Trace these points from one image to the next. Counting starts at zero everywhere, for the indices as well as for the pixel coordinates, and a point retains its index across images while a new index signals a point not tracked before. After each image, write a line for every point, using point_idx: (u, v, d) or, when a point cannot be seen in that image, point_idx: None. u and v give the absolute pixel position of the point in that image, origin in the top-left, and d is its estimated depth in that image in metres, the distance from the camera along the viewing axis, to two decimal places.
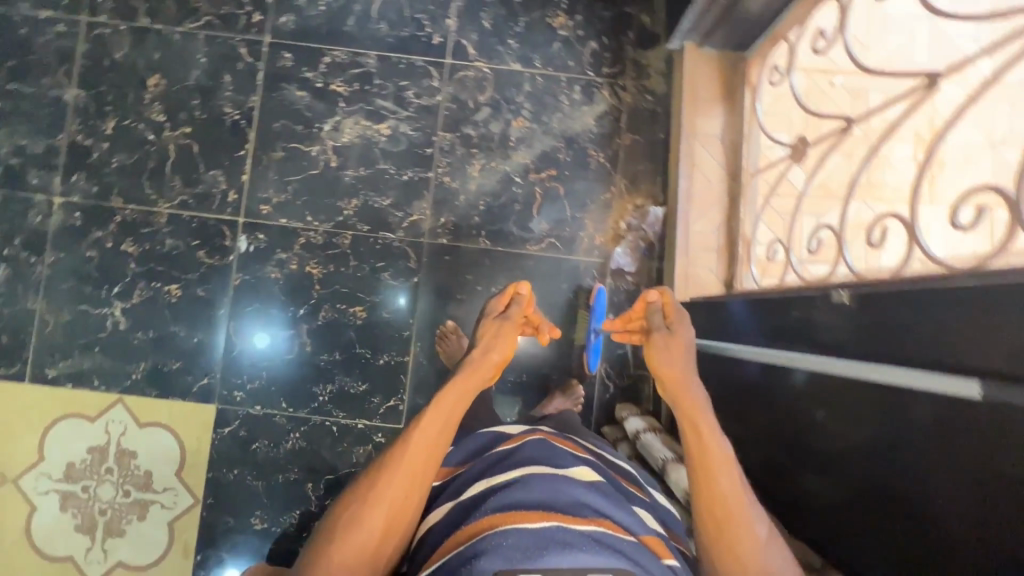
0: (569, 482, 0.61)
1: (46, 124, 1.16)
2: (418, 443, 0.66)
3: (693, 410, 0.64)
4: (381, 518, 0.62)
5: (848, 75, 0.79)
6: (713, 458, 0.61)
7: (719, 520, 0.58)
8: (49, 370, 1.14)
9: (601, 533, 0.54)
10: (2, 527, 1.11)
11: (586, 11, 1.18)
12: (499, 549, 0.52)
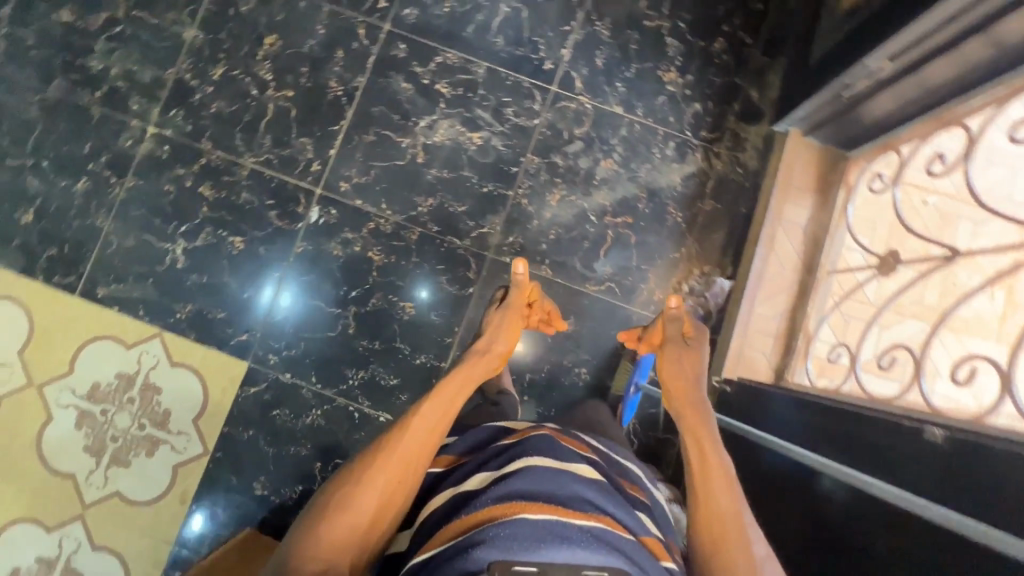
0: (572, 476, 0.57)
1: (159, 56, 1.20)
2: (416, 430, 0.66)
3: (695, 425, 0.71)
4: (371, 504, 0.60)
5: (944, 198, 0.82)
6: (712, 471, 0.64)
7: (715, 533, 0.59)
8: (100, 289, 1.16)
9: (601, 529, 0.51)
10: (17, 428, 1.13)
11: (697, 72, 1.19)
12: (497, 540, 0.48)
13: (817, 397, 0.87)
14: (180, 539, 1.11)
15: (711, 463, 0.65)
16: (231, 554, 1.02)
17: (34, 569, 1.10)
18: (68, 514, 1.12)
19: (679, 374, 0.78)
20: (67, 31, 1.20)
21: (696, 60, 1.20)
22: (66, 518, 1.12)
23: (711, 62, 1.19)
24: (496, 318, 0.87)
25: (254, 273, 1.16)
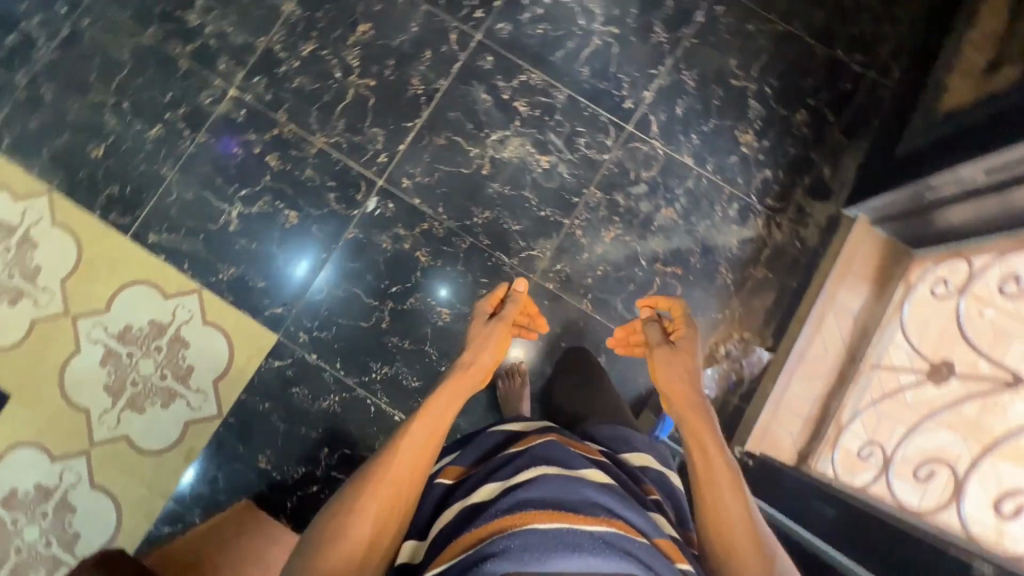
0: (581, 483, 0.57)
1: (254, 23, 1.22)
2: (409, 449, 0.66)
3: (696, 428, 0.69)
4: (369, 527, 0.61)
5: (1003, 315, 0.82)
6: (719, 480, 0.65)
7: (725, 546, 0.61)
8: (151, 235, 1.18)
9: (613, 534, 0.51)
10: (45, 353, 1.15)
11: (774, 140, 1.19)
12: (507, 551, 0.49)
13: (836, 491, 0.87)
14: (177, 495, 1.12)
15: (713, 471, 0.66)
16: (227, 529, 0.98)
17: (31, 496, 1.11)
18: (75, 448, 1.13)
19: (671, 373, 0.75)
20: None
21: (775, 128, 1.19)
22: (72, 451, 1.13)
23: (790, 132, 1.19)
24: (480, 331, 0.85)
25: (286, 240, 1.17)
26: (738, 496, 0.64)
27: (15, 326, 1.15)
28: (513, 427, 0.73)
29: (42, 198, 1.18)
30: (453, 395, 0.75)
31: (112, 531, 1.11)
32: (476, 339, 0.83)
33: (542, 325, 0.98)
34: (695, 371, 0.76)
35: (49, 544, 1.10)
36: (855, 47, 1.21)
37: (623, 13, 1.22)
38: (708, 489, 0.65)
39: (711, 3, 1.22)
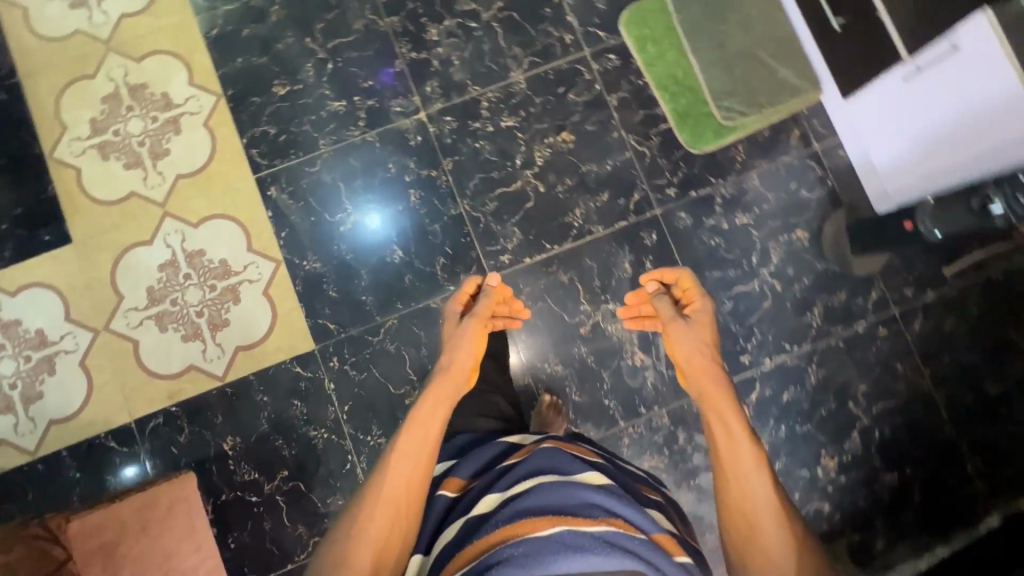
0: (579, 486, 0.64)
1: (480, 71, 1.22)
2: (403, 466, 0.72)
3: (714, 400, 0.71)
4: (369, 554, 0.65)
5: None
6: (741, 457, 0.65)
7: (745, 529, 0.62)
8: (272, 189, 1.18)
9: (612, 532, 0.57)
10: (121, 226, 1.16)
11: (852, 481, 1.13)
12: (511, 558, 0.54)
13: None
14: (140, 421, 1.11)
15: (731, 449, 0.66)
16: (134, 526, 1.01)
17: (28, 336, 1.13)
18: (89, 321, 1.14)
19: (683, 331, 0.81)
20: None
21: (860, 470, 1.13)
22: (85, 322, 1.14)
23: (871, 485, 1.13)
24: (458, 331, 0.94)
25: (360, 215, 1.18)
26: (760, 471, 0.64)
27: (114, 187, 1.17)
28: (514, 438, 0.79)
29: (210, 97, 1.20)
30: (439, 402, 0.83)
31: (69, 413, 1.11)
32: (453, 338, 0.92)
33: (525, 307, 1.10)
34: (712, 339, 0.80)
35: (14, 387, 1.11)
36: (980, 451, 1.13)
37: (795, 277, 1.18)
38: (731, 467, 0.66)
39: (877, 321, 1.17)
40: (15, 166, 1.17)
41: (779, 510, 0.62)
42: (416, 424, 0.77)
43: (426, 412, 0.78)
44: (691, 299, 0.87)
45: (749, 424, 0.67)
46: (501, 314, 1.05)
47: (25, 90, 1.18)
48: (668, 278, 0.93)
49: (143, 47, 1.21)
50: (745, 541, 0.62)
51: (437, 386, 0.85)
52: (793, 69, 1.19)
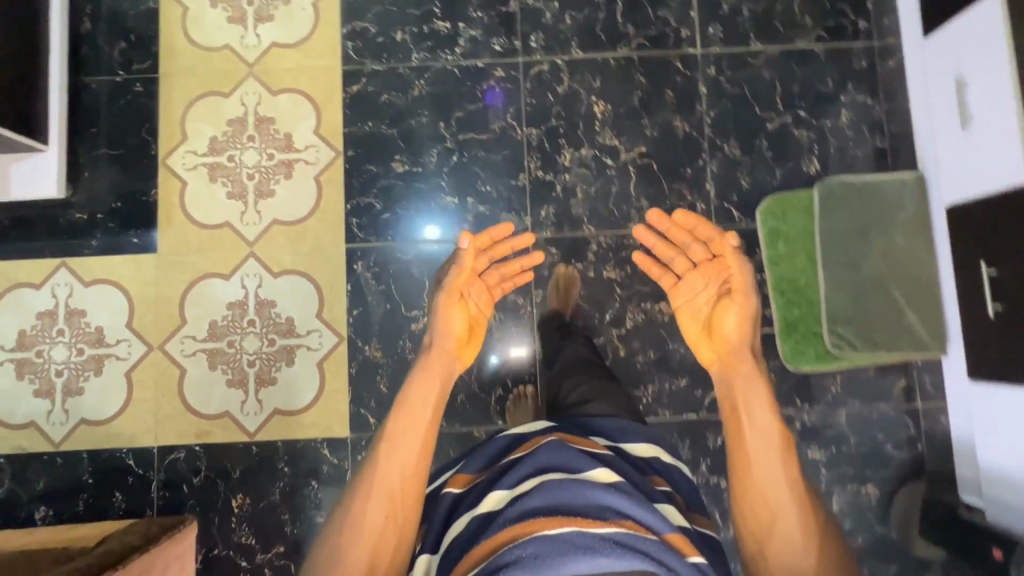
0: (586, 484, 0.62)
1: (600, 211, 1.16)
2: (398, 458, 0.75)
3: (743, 384, 0.79)
4: (367, 546, 0.69)
5: None
6: (760, 438, 0.74)
7: (768, 521, 0.69)
8: (358, 263, 1.15)
9: (622, 534, 0.55)
10: (206, 253, 1.15)
11: None
12: (518, 558, 0.53)
13: None
14: (162, 449, 1.11)
15: (757, 434, 0.74)
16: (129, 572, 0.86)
17: (87, 331, 1.14)
18: (147, 335, 1.14)
19: (752, 302, 0.83)
20: (584, 116, 1.18)
21: None
22: (143, 335, 1.14)
23: None
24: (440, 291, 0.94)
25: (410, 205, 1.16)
26: (782, 458, 0.73)
27: (212, 212, 1.16)
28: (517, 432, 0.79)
29: (329, 150, 1.18)
30: (431, 377, 0.85)
31: (101, 419, 1.12)
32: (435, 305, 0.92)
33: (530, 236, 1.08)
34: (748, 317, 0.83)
35: (59, 375, 1.13)
36: None
37: (847, 530, 1.12)
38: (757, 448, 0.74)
39: None
40: (127, 161, 1.17)
41: (794, 494, 0.70)
42: (406, 411, 0.79)
43: (413, 395, 0.81)
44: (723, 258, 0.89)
45: (775, 408, 0.75)
46: (495, 252, 1.05)
47: (161, 90, 1.19)
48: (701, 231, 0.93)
49: (282, 81, 1.19)
50: (765, 532, 0.69)
51: (426, 359, 0.88)
52: (923, 319, 1.10)
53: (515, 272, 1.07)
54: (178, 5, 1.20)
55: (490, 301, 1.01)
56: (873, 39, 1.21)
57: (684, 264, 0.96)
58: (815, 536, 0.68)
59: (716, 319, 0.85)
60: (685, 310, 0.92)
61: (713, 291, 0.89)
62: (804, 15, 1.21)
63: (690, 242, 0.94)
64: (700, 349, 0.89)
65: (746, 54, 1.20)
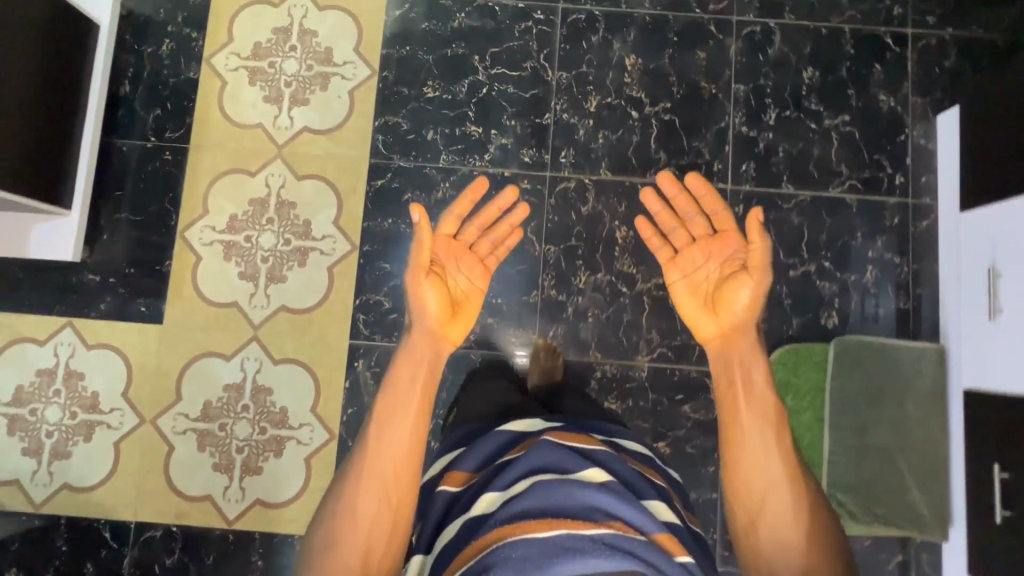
0: (577, 484, 0.62)
1: (609, 337, 1.15)
2: (389, 445, 0.73)
3: (743, 359, 0.78)
4: (360, 532, 0.68)
5: None
6: (756, 415, 0.73)
7: (759, 493, 0.70)
8: (358, 361, 1.14)
9: (612, 536, 0.56)
10: (211, 331, 1.15)
11: None
12: (507, 560, 0.55)
13: None
14: (139, 525, 1.11)
15: (753, 405, 0.74)
16: None
17: (83, 395, 1.14)
18: (140, 407, 1.14)
19: (765, 279, 0.80)
20: (604, 239, 1.17)
21: None
22: (137, 406, 1.14)
23: None
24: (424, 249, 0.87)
25: None
26: (777, 431, 0.72)
27: (222, 290, 1.16)
28: (519, 428, 0.78)
29: (346, 242, 1.17)
30: (421, 353, 0.81)
31: (84, 486, 1.12)
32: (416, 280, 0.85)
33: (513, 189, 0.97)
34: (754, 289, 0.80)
35: (48, 436, 1.13)
36: None
37: None
38: (753, 420, 0.74)
39: None
40: (145, 228, 1.18)
41: (786, 475, 0.70)
42: (394, 392, 0.76)
43: (402, 372, 0.77)
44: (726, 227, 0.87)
45: (771, 378, 0.75)
46: (483, 216, 0.95)
47: (189, 161, 1.20)
48: (708, 203, 0.90)
49: (308, 167, 1.19)
50: (757, 505, 0.69)
51: (415, 332, 0.83)
52: (927, 497, 1.06)
53: (504, 233, 0.98)
54: (217, 77, 1.22)
55: (486, 274, 0.93)
56: (908, 196, 1.18)
57: (683, 237, 0.92)
58: (807, 516, 0.68)
59: (726, 293, 0.81)
60: (683, 286, 0.86)
61: (719, 265, 0.85)
62: (840, 163, 1.19)
63: (693, 214, 0.93)
64: (699, 326, 0.83)
65: (776, 196, 1.18)
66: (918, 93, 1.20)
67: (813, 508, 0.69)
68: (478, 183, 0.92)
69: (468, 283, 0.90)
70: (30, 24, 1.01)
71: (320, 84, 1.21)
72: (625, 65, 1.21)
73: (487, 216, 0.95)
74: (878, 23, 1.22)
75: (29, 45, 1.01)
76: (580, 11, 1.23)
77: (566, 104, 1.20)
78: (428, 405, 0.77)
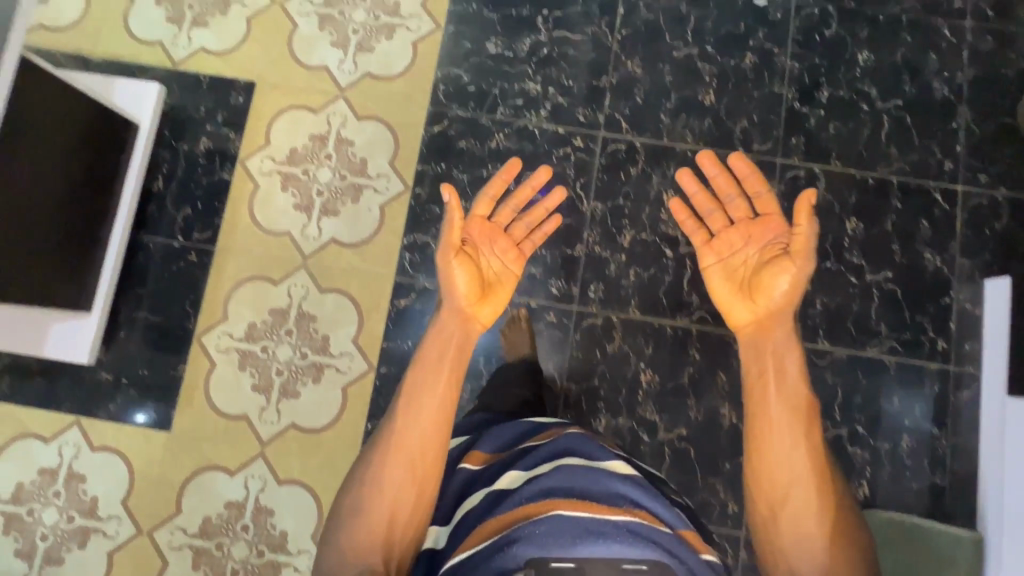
0: (604, 472, 0.63)
1: None
2: (418, 420, 0.70)
3: (775, 347, 0.74)
4: (386, 504, 0.67)
5: None
6: (782, 409, 0.69)
7: (782, 487, 0.67)
8: None
9: (636, 524, 0.57)
10: (218, 443, 1.13)
11: None
12: (532, 536, 0.56)
13: None
14: None
15: (783, 395, 0.70)
16: None
17: (82, 499, 1.11)
18: (138, 517, 1.11)
19: (809, 265, 0.77)
20: (628, 381, 1.14)
21: None
22: (135, 515, 1.11)
23: None
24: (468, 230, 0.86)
25: None
26: (804, 423, 0.69)
27: (233, 401, 1.14)
28: (539, 421, 0.81)
29: (363, 361, 1.15)
30: (455, 334, 0.78)
31: None
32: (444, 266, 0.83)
33: (547, 169, 0.93)
34: (795, 265, 0.77)
35: (43, 540, 1.10)
36: None
37: None
38: (782, 412, 0.70)
39: None
40: (163, 330, 1.16)
41: (810, 468, 0.67)
42: (424, 365, 0.74)
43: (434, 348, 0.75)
44: (768, 210, 0.83)
45: (806, 367, 0.71)
46: (517, 197, 0.92)
47: (213, 264, 1.18)
48: (751, 186, 0.85)
49: (333, 280, 1.17)
50: (781, 497, 0.67)
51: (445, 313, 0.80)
52: None
53: (536, 215, 0.94)
54: (250, 181, 1.21)
55: (520, 259, 0.89)
56: (950, 363, 1.13)
57: (720, 220, 0.87)
58: (829, 509, 0.66)
59: (765, 279, 0.78)
60: (718, 271, 0.83)
61: (758, 250, 0.81)
62: (880, 321, 1.14)
63: (733, 195, 0.87)
64: (733, 312, 0.79)
65: (810, 351, 1.13)
66: (966, 254, 1.16)
67: (838, 504, 0.67)
68: (514, 160, 0.89)
69: (500, 265, 0.86)
70: (65, 135, 1.00)
71: (351, 196, 1.20)
72: (663, 200, 1.18)
73: (525, 193, 0.92)
74: (928, 177, 1.19)
75: (63, 155, 1.00)
76: (621, 141, 1.21)
77: (599, 236, 1.18)
78: (459, 380, 0.74)
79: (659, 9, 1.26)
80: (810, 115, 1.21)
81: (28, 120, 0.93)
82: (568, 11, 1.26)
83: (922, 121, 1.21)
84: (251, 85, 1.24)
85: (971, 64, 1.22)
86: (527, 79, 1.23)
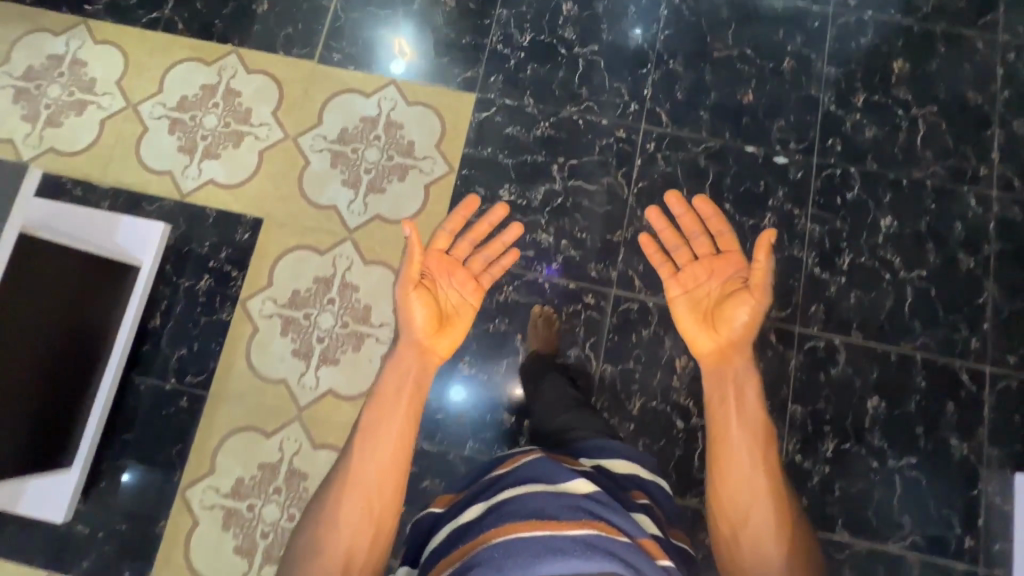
0: (559, 490, 0.58)
1: None
2: (374, 454, 0.70)
3: (734, 373, 0.79)
4: (343, 541, 0.66)
5: None
6: (740, 432, 0.74)
7: (743, 508, 0.70)
8: None
9: (594, 535, 0.52)
10: None
11: None
12: (489, 562, 0.51)
13: None
14: None
15: (743, 418, 0.75)
16: None
17: None
18: None
19: (766, 300, 0.81)
20: None
21: None
22: None
23: None
24: (434, 264, 0.88)
25: None
26: (762, 446, 0.73)
27: (213, 564, 1.08)
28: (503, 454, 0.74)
29: None
30: (411, 368, 0.79)
31: None
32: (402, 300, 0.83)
33: (502, 207, 0.97)
34: (753, 289, 0.81)
35: None
36: None
37: None
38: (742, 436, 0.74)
39: None
40: (146, 479, 1.11)
41: (769, 490, 0.70)
42: (381, 403, 0.74)
43: (389, 386, 0.76)
44: (729, 246, 0.88)
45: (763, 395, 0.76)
46: (474, 232, 0.94)
47: (204, 410, 1.14)
48: (714, 227, 0.91)
49: (327, 436, 1.12)
50: (741, 518, 0.70)
51: (402, 349, 0.81)
52: None
53: (496, 251, 0.97)
54: (249, 323, 1.18)
55: (478, 290, 0.91)
56: (978, 564, 1.05)
57: (685, 256, 0.91)
58: (788, 531, 0.69)
59: (726, 310, 0.82)
60: (684, 302, 0.86)
61: (721, 283, 0.86)
62: (902, 513, 1.08)
63: (699, 232, 0.92)
64: (697, 342, 0.84)
65: (828, 543, 1.06)
66: (994, 441, 1.10)
67: (793, 525, 0.70)
68: (470, 199, 0.95)
69: (459, 297, 0.88)
70: (64, 276, 0.97)
71: (352, 344, 1.16)
72: (675, 366, 1.14)
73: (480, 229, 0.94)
74: (953, 355, 1.14)
75: (59, 299, 0.97)
76: (633, 300, 1.17)
77: (607, 402, 1.13)
78: (414, 416, 0.75)
79: (678, 161, 1.24)
80: (831, 282, 1.17)
81: (24, 272, 0.90)
82: (584, 160, 1.24)
83: (947, 293, 1.16)
84: (258, 222, 1.22)
85: (999, 236, 1.19)
86: (539, 229, 1.21)
